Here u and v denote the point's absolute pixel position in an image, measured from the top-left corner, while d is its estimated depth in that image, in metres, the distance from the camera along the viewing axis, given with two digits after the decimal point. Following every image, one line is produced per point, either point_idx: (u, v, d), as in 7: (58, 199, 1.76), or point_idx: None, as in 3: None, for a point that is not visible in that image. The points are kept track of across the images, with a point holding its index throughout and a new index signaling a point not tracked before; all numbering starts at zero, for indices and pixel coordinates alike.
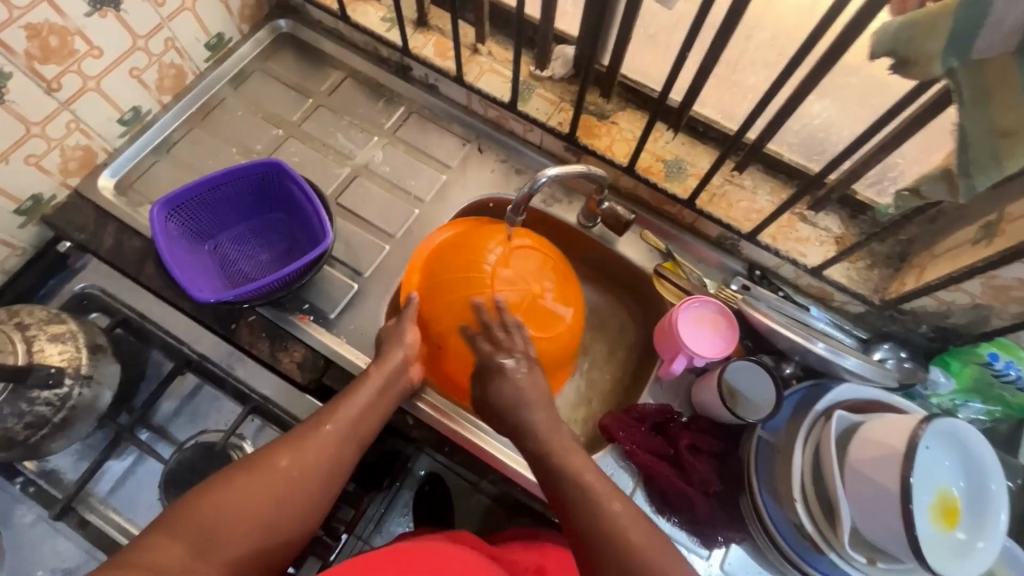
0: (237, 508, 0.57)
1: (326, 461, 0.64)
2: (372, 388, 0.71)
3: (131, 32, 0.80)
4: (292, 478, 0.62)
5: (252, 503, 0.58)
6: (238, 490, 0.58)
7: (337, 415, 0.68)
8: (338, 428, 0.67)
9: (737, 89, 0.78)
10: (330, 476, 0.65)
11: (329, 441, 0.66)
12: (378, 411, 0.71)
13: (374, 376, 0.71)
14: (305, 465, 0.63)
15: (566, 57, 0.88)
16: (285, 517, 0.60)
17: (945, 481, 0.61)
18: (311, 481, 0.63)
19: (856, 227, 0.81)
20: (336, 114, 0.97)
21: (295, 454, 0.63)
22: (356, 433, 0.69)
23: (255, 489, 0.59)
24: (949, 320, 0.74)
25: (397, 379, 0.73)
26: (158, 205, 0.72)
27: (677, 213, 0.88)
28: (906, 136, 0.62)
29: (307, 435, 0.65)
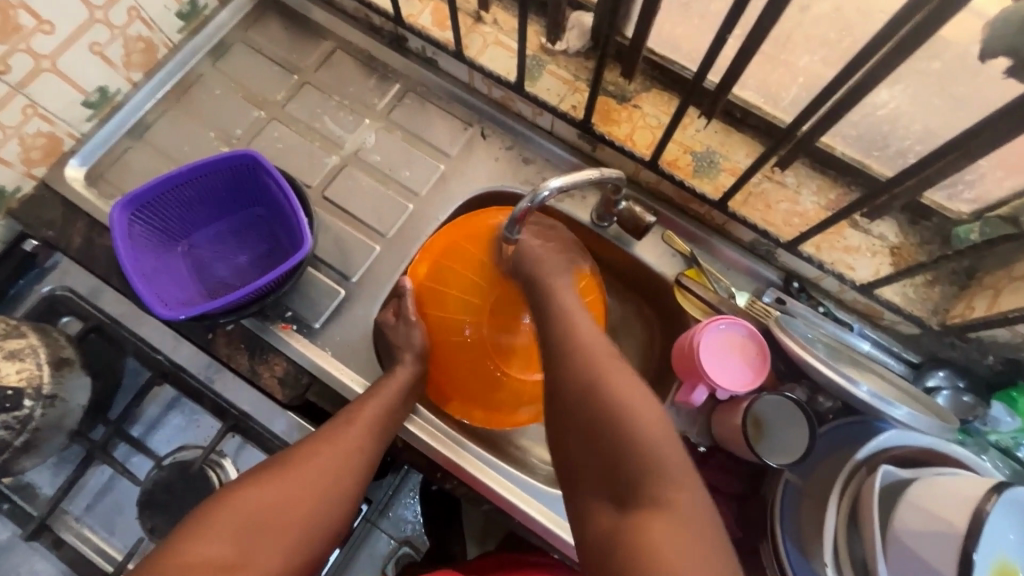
0: (273, 506, 0.57)
1: (359, 458, 0.63)
2: (395, 384, 0.68)
3: (87, 3, 0.70)
4: (327, 474, 0.61)
5: (292, 499, 0.58)
6: (275, 489, 0.58)
7: (366, 411, 0.65)
8: (369, 421, 0.65)
9: (786, 71, 0.65)
10: (366, 473, 0.63)
11: (360, 436, 0.64)
12: (403, 406, 0.68)
13: (394, 378, 0.68)
14: (337, 463, 0.62)
15: (582, 27, 0.75)
16: (326, 511, 0.60)
17: (1007, 553, 0.51)
18: (345, 477, 0.62)
19: (917, 236, 0.69)
20: (323, 93, 0.87)
21: (328, 453, 0.62)
22: (387, 428, 0.66)
23: (291, 485, 0.59)
24: (1023, 353, 0.63)
25: (414, 381, 0.70)
26: (117, 207, 0.65)
27: (706, 213, 0.77)
28: (1003, 140, 0.49)
29: (338, 430, 0.63)
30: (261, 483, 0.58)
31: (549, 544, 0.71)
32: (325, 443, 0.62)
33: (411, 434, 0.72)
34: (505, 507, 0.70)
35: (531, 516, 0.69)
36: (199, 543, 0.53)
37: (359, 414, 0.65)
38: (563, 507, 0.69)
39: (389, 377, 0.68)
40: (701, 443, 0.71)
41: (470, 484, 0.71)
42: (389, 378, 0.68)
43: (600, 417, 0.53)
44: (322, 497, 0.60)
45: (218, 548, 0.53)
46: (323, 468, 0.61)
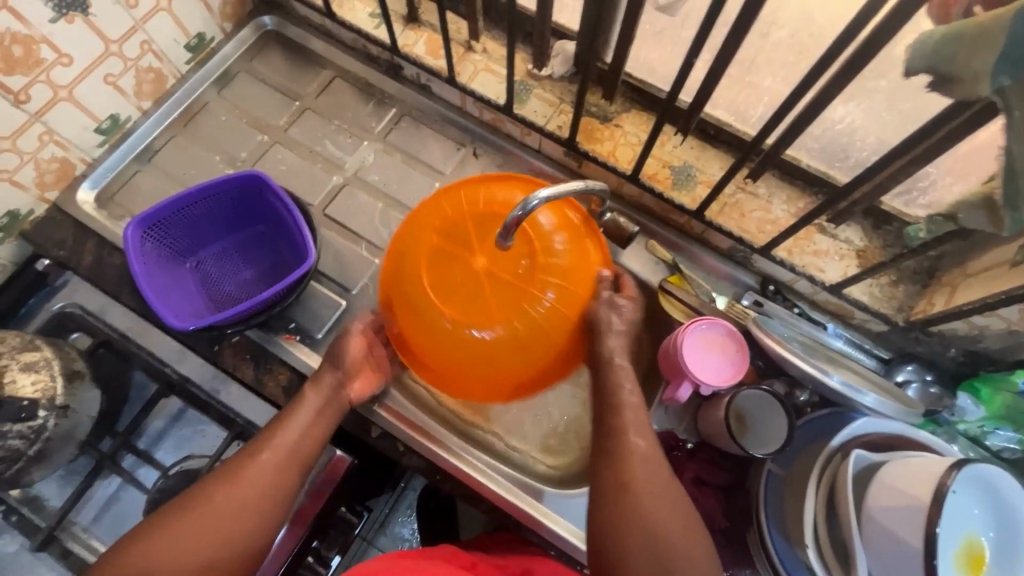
0: (173, 552, 0.54)
1: (267, 490, 0.60)
2: (311, 405, 0.66)
3: (103, 37, 0.76)
4: (230, 511, 0.58)
5: (193, 543, 0.55)
6: (172, 534, 0.55)
7: (274, 441, 0.63)
8: (280, 448, 0.62)
9: (751, 91, 0.72)
10: (275, 504, 0.60)
11: (265, 470, 0.61)
12: (321, 430, 0.66)
13: (307, 402, 0.67)
14: (242, 498, 0.58)
15: (566, 54, 0.81)
16: (232, 553, 0.57)
17: (973, 528, 0.55)
18: (249, 514, 0.58)
19: (880, 239, 0.74)
20: (324, 117, 0.92)
21: (229, 489, 0.59)
22: (303, 455, 0.63)
23: (192, 527, 0.56)
24: (981, 344, 0.68)
25: (336, 399, 0.69)
26: (132, 225, 0.69)
27: (685, 223, 0.82)
28: (944, 147, 0.55)
29: (244, 462, 0.61)
30: (158, 529, 0.55)
31: (545, 539, 0.73)
32: (228, 480, 0.59)
33: (407, 435, 0.75)
34: (505, 507, 0.73)
35: (527, 512, 0.72)
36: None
37: (267, 446, 0.62)
38: (559, 504, 0.73)
39: (304, 399, 0.67)
40: (689, 439, 0.74)
41: (469, 484, 0.74)
42: (304, 401, 0.67)
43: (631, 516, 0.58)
44: (226, 531, 0.57)
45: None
46: (226, 506, 0.58)
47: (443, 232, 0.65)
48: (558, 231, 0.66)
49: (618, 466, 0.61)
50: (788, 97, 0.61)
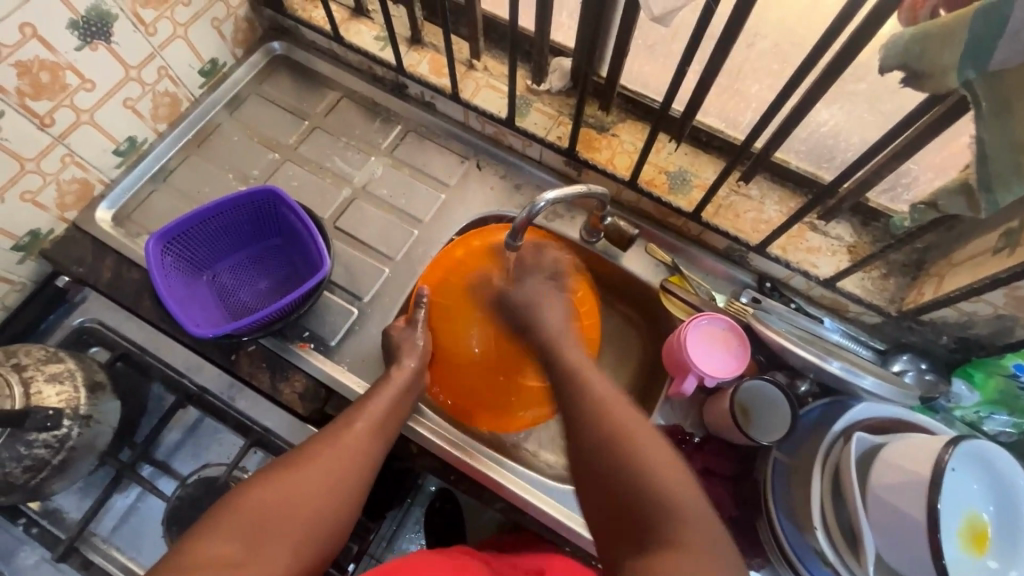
0: (280, 503, 0.57)
1: (359, 456, 0.64)
2: (394, 385, 0.71)
3: (123, 63, 0.80)
4: (330, 469, 0.61)
5: (302, 497, 0.58)
6: (281, 487, 0.58)
7: (365, 412, 0.67)
8: (369, 422, 0.67)
9: (740, 98, 0.76)
10: (367, 470, 0.64)
11: (361, 437, 0.65)
12: (399, 411, 0.71)
13: (388, 387, 0.71)
14: (341, 462, 0.63)
15: (563, 69, 0.86)
16: (332, 509, 0.60)
17: (974, 505, 0.58)
18: (349, 477, 0.62)
19: (869, 235, 0.78)
20: (333, 135, 0.96)
21: (332, 451, 0.63)
22: (386, 430, 0.68)
23: (295, 482, 0.59)
24: (971, 331, 0.71)
25: (412, 386, 0.73)
26: (153, 238, 0.72)
27: (682, 225, 0.86)
28: (923, 141, 0.59)
29: (339, 430, 0.65)
30: (269, 482, 0.58)
31: (560, 536, 0.75)
32: (330, 442, 0.64)
33: (422, 436, 0.77)
34: (520, 505, 0.75)
35: (542, 510, 0.73)
36: (206, 540, 0.52)
37: (359, 417, 0.67)
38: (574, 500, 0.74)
39: (388, 380, 0.72)
40: (695, 433, 0.76)
41: (484, 482, 0.75)
42: (386, 381, 0.71)
43: (614, 462, 0.53)
44: (332, 490, 0.60)
45: (228, 542, 0.52)
46: (327, 465, 0.61)
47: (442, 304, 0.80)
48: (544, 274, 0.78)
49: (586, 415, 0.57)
50: (774, 102, 0.65)
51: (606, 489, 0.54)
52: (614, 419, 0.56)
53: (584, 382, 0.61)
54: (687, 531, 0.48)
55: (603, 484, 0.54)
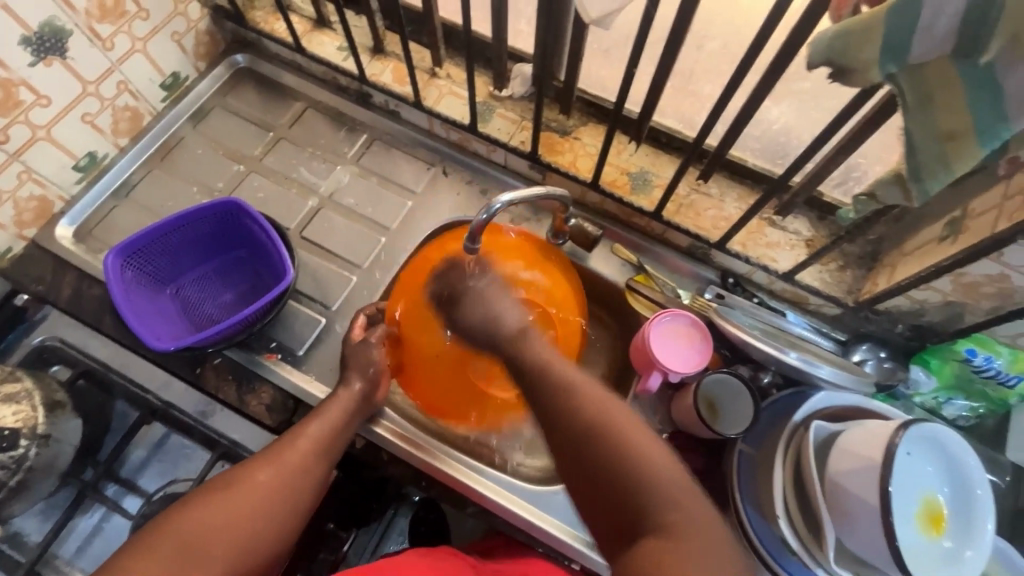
0: (215, 524, 0.58)
1: (300, 477, 0.65)
2: (339, 406, 0.70)
3: (80, 78, 0.79)
4: (269, 491, 0.62)
5: (236, 518, 0.59)
6: (218, 507, 0.59)
7: (311, 430, 0.68)
8: (314, 441, 0.67)
9: (694, 99, 0.78)
10: (308, 490, 0.65)
11: (303, 456, 0.66)
12: (347, 430, 0.70)
13: (336, 406, 0.70)
14: (279, 483, 0.63)
15: (524, 75, 0.87)
16: (268, 528, 0.61)
17: (929, 487, 0.59)
18: (286, 498, 0.63)
19: (825, 228, 0.80)
20: (298, 146, 0.96)
21: (272, 471, 0.64)
22: (333, 447, 0.69)
23: (230, 502, 0.60)
24: (924, 318, 0.73)
25: (362, 404, 0.72)
26: (112, 253, 0.71)
27: (646, 225, 0.87)
28: (865, 135, 0.61)
29: (282, 450, 0.65)
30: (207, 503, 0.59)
31: (532, 537, 0.75)
32: (269, 463, 0.64)
33: (391, 443, 0.77)
34: (491, 507, 0.75)
35: (513, 511, 0.74)
36: (140, 563, 0.53)
37: (302, 436, 0.67)
38: (545, 501, 0.74)
39: (336, 396, 0.71)
40: (663, 430, 0.77)
41: (455, 487, 0.75)
42: (331, 402, 0.70)
43: (605, 457, 0.52)
44: (268, 509, 0.62)
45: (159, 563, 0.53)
46: (264, 486, 0.62)
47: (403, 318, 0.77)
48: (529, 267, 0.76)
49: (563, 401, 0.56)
50: (723, 101, 0.67)
51: (596, 485, 0.53)
52: (591, 407, 0.55)
53: (581, 392, 0.57)
54: (686, 524, 0.49)
55: (590, 475, 0.53)
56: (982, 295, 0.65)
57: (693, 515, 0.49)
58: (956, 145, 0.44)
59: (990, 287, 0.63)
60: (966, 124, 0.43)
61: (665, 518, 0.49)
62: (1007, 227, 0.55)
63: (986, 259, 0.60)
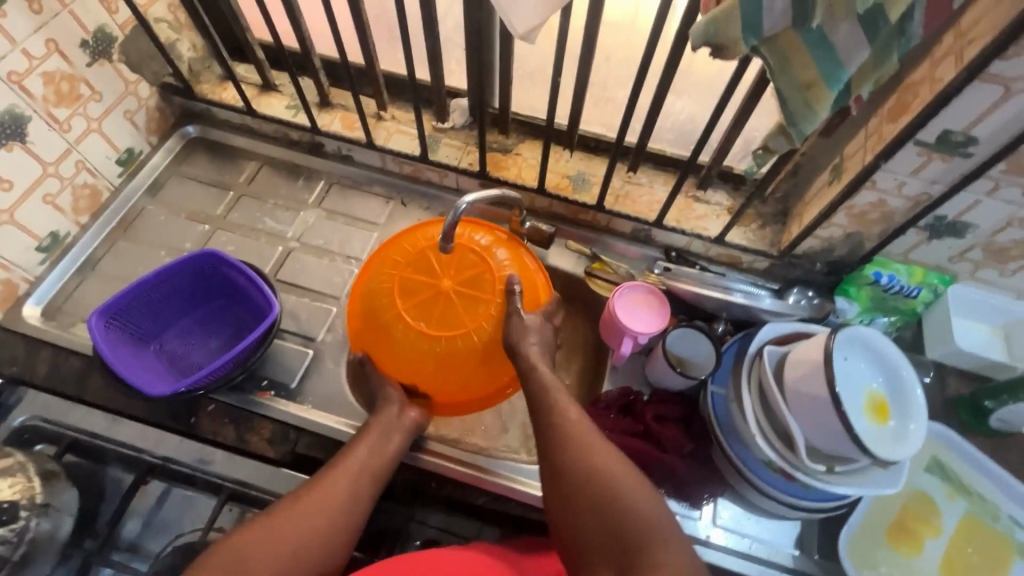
0: (257, 551, 0.58)
1: (337, 504, 0.65)
2: (378, 425, 0.73)
3: (40, 160, 0.83)
4: (307, 517, 0.62)
5: (278, 538, 0.60)
6: (268, 528, 0.61)
7: (350, 457, 0.69)
8: (356, 465, 0.69)
9: (612, 104, 0.92)
10: (347, 515, 0.65)
11: (340, 482, 0.66)
12: (383, 455, 0.71)
13: (368, 433, 0.72)
14: (324, 504, 0.64)
15: (462, 107, 0.98)
16: (315, 547, 0.62)
17: (866, 380, 0.69)
18: (331, 520, 0.63)
19: (740, 196, 0.93)
20: (259, 200, 1.01)
21: (318, 494, 0.64)
22: (370, 474, 0.69)
23: (274, 524, 0.61)
24: (834, 254, 0.86)
25: (392, 427, 0.73)
26: (95, 314, 0.73)
27: (592, 219, 0.98)
28: (750, 108, 0.74)
29: (318, 478, 0.66)
30: (254, 532, 0.60)
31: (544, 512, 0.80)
32: (313, 488, 0.65)
33: (396, 453, 0.79)
34: (500, 492, 0.79)
35: (520, 490, 0.78)
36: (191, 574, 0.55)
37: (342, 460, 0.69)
38: None
39: (367, 426, 0.73)
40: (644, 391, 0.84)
41: (466, 479, 0.80)
42: (374, 423, 0.73)
43: (603, 507, 0.59)
44: (317, 526, 0.62)
45: None
46: (311, 506, 0.63)
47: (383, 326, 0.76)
48: (497, 245, 0.80)
49: (567, 456, 0.63)
50: (634, 99, 0.79)
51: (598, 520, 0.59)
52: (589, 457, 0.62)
53: (584, 438, 0.64)
54: (665, 561, 0.53)
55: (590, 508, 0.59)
56: (872, 222, 0.78)
57: (666, 535, 0.55)
58: (814, 92, 0.57)
59: (876, 214, 0.77)
60: (817, 74, 0.56)
61: (652, 555, 0.53)
62: (873, 158, 0.69)
63: (866, 188, 0.74)
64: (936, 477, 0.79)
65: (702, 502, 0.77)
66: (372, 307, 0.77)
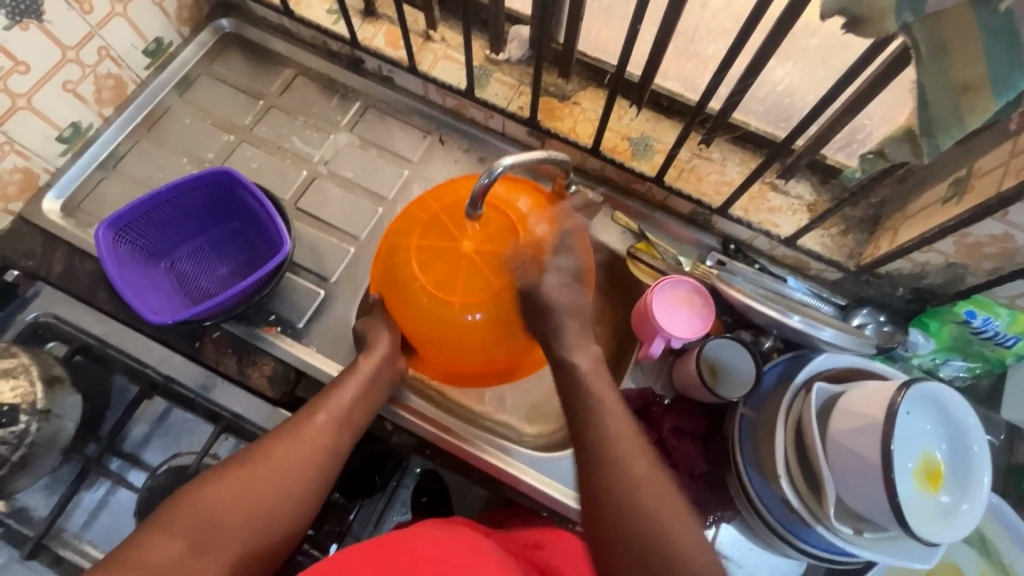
0: (232, 499, 0.58)
1: (318, 455, 0.64)
2: (366, 369, 0.71)
3: (59, 44, 0.76)
4: (284, 466, 0.62)
5: (250, 494, 0.59)
6: (234, 483, 0.59)
7: (327, 406, 0.67)
8: (332, 416, 0.67)
9: (697, 60, 0.77)
10: (323, 468, 0.64)
11: (323, 432, 0.65)
12: (370, 399, 0.71)
13: (351, 380, 0.70)
14: (300, 457, 0.63)
15: (521, 38, 0.84)
16: (288, 505, 0.61)
17: (928, 445, 0.60)
18: (305, 474, 0.62)
19: (827, 193, 0.79)
20: (289, 115, 0.93)
21: (289, 446, 0.63)
22: (351, 422, 0.68)
23: (241, 479, 0.59)
24: (925, 281, 0.73)
25: (381, 373, 0.72)
26: (102, 226, 0.69)
27: (647, 191, 0.86)
28: (871, 94, 0.60)
29: (298, 427, 0.65)
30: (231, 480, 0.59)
31: (536, 501, 0.76)
32: (286, 440, 0.63)
33: (399, 416, 0.78)
34: (497, 474, 0.76)
35: (515, 476, 0.75)
36: (157, 538, 0.53)
37: (321, 411, 0.66)
38: (549, 468, 0.75)
39: (355, 367, 0.71)
40: (665, 396, 0.78)
41: (459, 454, 0.76)
42: (354, 369, 0.71)
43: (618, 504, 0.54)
44: (289, 482, 0.61)
45: (175, 546, 0.53)
46: (284, 461, 0.62)
47: (402, 284, 0.70)
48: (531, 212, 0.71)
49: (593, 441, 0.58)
50: (727, 60, 0.65)
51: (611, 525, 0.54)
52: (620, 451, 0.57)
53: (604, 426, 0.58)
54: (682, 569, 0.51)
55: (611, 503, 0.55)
56: (985, 256, 0.65)
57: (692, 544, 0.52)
58: (970, 98, 0.44)
59: (993, 248, 0.63)
60: (983, 76, 0.42)
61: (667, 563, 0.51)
62: (1013, 184, 0.55)
63: (991, 218, 0.59)
64: (972, 549, 0.73)
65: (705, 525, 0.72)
66: (388, 265, 0.72)
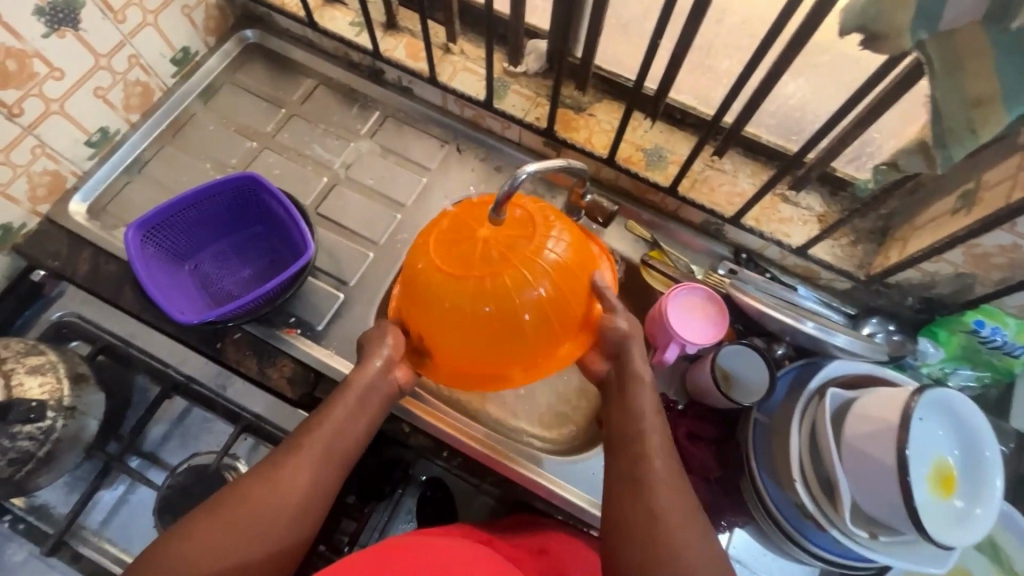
0: (205, 547, 0.54)
1: (300, 494, 0.59)
2: (355, 387, 0.66)
3: (93, 51, 0.78)
4: (258, 512, 0.57)
5: (223, 540, 0.55)
6: (209, 530, 0.55)
7: (311, 437, 0.62)
8: (317, 447, 0.62)
9: (711, 74, 0.79)
10: (303, 504, 0.59)
11: (300, 471, 0.60)
12: (358, 425, 0.65)
13: (340, 403, 0.65)
14: (280, 494, 0.58)
15: (539, 51, 0.87)
16: (271, 542, 0.57)
17: (940, 449, 0.61)
18: (285, 512, 0.58)
19: (837, 204, 0.81)
20: (311, 123, 0.95)
21: (269, 485, 0.58)
22: (337, 451, 0.63)
23: (218, 523, 0.56)
24: (934, 291, 0.75)
25: (375, 388, 0.68)
26: (132, 227, 0.71)
27: (660, 201, 0.88)
28: (882, 109, 0.62)
29: (281, 460, 0.60)
30: (195, 528, 0.55)
31: (552, 504, 0.77)
32: (265, 477, 0.59)
33: (415, 416, 0.78)
34: (513, 478, 0.77)
35: (531, 479, 0.76)
36: None
37: (304, 442, 0.62)
38: (563, 471, 0.77)
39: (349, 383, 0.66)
40: (679, 401, 0.79)
41: (477, 456, 0.77)
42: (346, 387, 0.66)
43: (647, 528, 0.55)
44: (267, 522, 0.57)
45: None
46: (261, 500, 0.58)
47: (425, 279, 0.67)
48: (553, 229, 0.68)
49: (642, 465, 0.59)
50: (743, 75, 0.67)
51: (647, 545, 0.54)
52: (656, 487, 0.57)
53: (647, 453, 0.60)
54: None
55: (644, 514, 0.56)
56: (993, 266, 0.66)
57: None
58: (982, 112, 0.46)
59: (1001, 258, 0.65)
60: (995, 91, 0.45)
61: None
62: (1021, 196, 0.56)
63: (1000, 229, 0.61)
64: (983, 556, 0.73)
65: (717, 529, 0.73)
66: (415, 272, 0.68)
